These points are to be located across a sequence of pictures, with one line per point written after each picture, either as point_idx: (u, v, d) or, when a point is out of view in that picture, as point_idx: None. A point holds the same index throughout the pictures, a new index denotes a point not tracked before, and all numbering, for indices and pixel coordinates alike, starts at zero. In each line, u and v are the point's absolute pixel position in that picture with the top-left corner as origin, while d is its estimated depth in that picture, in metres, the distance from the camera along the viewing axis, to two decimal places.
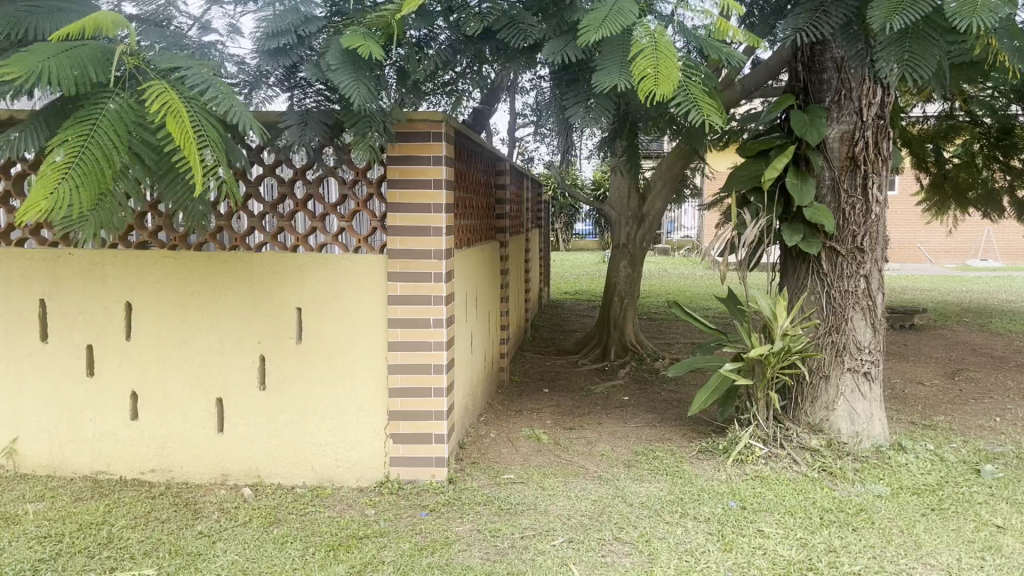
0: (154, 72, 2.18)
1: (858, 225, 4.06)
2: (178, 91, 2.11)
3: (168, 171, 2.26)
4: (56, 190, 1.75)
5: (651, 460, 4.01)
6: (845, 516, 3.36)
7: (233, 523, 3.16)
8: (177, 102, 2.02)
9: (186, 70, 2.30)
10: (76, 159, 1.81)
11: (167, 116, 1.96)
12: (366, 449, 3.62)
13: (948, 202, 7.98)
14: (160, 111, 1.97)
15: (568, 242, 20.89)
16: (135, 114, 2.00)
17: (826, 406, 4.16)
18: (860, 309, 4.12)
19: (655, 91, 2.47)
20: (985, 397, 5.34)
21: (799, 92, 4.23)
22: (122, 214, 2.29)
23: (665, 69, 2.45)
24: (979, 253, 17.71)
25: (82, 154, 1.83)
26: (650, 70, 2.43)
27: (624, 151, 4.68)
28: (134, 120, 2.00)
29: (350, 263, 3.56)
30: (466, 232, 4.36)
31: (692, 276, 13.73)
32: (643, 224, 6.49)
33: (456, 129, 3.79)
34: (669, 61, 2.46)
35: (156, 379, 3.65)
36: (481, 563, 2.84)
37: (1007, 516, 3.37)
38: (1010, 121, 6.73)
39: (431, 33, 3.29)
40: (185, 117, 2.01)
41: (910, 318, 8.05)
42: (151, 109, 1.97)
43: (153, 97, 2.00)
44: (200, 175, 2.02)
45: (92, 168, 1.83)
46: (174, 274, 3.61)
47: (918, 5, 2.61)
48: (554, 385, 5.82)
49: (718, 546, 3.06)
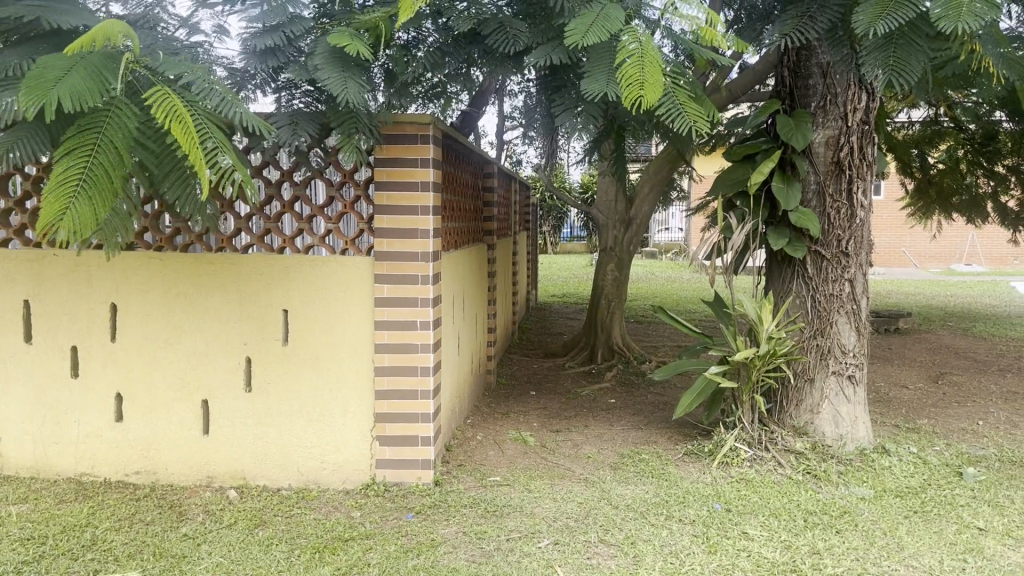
0: (156, 73, 2.21)
1: (843, 229, 4.09)
2: (181, 96, 2.16)
3: (173, 169, 2.32)
4: (69, 204, 1.86)
5: (637, 462, 4.02)
6: (829, 518, 3.38)
7: (218, 525, 3.16)
8: (181, 108, 2.08)
9: (188, 71, 2.33)
10: (85, 169, 1.90)
11: (169, 122, 1.97)
12: (352, 452, 3.62)
13: (934, 207, 8.05)
14: (166, 118, 2.03)
15: (556, 245, 20.92)
16: (141, 120, 2.05)
17: (810, 409, 4.19)
18: (844, 313, 4.15)
19: (642, 99, 2.46)
20: (969, 401, 5.38)
21: (785, 97, 4.26)
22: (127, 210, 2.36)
23: (652, 78, 2.45)
24: (964, 258, 17.85)
25: (91, 163, 1.91)
26: (636, 78, 2.44)
27: (611, 155, 4.70)
28: (141, 125, 2.05)
29: (338, 265, 3.57)
30: (453, 235, 4.36)
31: (679, 279, 13.77)
32: (630, 228, 6.51)
33: (443, 132, 3.80)
34: (656, 70, 2.46)
35: (140, 381, 3.64)
36: (466, 565, 2.84)
37: (988, 519, 3.40)
38: (994, 126, 6.78)
39: (419, 36, 3.31)
40: (190, 123, 2.06)
41: (895, 322, 8.10)
42: (158, 117, 2.03)
43: (157, 101, 2.01)
44: (205, 180, 2.09)
45: (101, 176, 1.92)
46: (160, 275, 3.60)
47: (902, 10, 2.65)
48: (541, 387, 5.83)
49: (703, 548, 3.07)
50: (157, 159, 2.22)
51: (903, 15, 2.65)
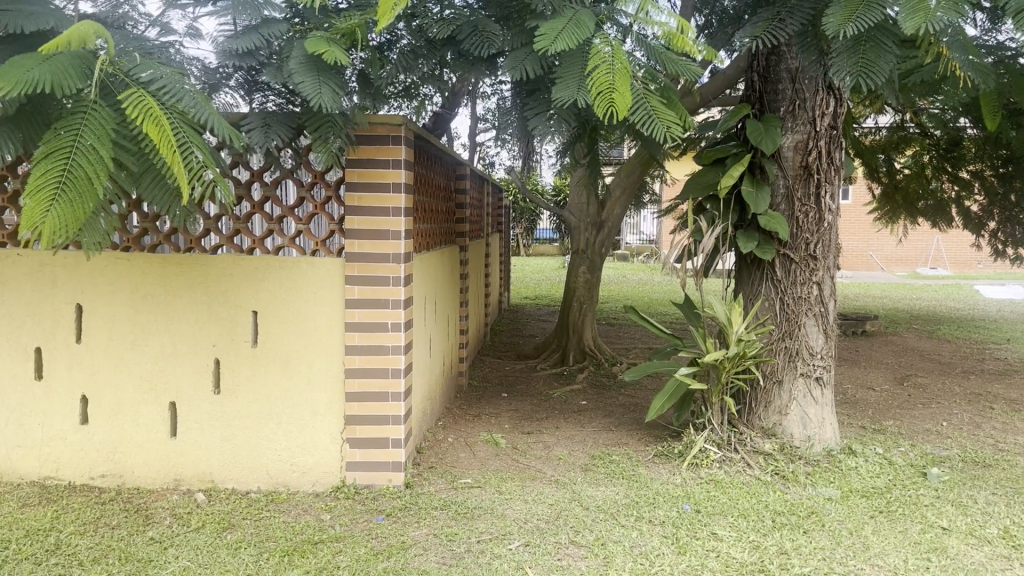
0: (127, 75, 2.19)
1: (811, 233, 4.14)
2: (155, 98, 2.14)
3: (145, 173, 2.29)
4: (50, 207, 1.83)
5: (608, 464, 4.04)
6: (796, 518, 3.42)
7: (186, 529, 3.12)
8: (158, 109, 2.06)
9: (158, 72, 2.31)
10: (66, 169, 1.87)
11: (148, 124, 2.00)
12: (322, 454, 3.59)
13: (900, 212, 8.17)
14: (143, 119, 2.01)
15: (528, 247, 20.95)
16: (117, 122, 2.03)
17: (779, 410, 4.24)
18: (812, 316, 4.21)
19: (612, 109, 2.49)
20: (933, 402, 5.47)
21: (755, 102, 4.30)
22: (98, 215, 2.31)
23: (621, 89, 2.48)
24: (929, 262, 18.15)
25: (70, 163, 1.88)
26: (606, 88, 2.46)
27: (584, 158, 4.73)
28: (116, 127, 2.03)
29: (309, 266, 3.54)
30: (424, 236, 4.35)
31: (651, 281, 13.87)
32: (602, 230, 6.54)
33: (416, 133, 3.79)
34: (625, 81, 2.48)
35: (107, 383, 3.59)
36: (436, 567, 2.84)
37: (952, 518, 3.46)
38: (958, 133, 6.87)
39: (393, 38, 3.30)
40: (166, 123, 2.04)
41: (862, 324, 8.22)
42: (134, 117, 2.01)
43: (133, 103, 2.04)
44: (183, 180, 2.07)
45: (82, 178, 1.88)
46: (127, 276, 3.55)
47: (871, 13, 2.67)
48: (513, 389, 5.84)
49: (672, 548, 3.09)
50: (133, 162, 2.20)
51: (870, 18, 2.68)
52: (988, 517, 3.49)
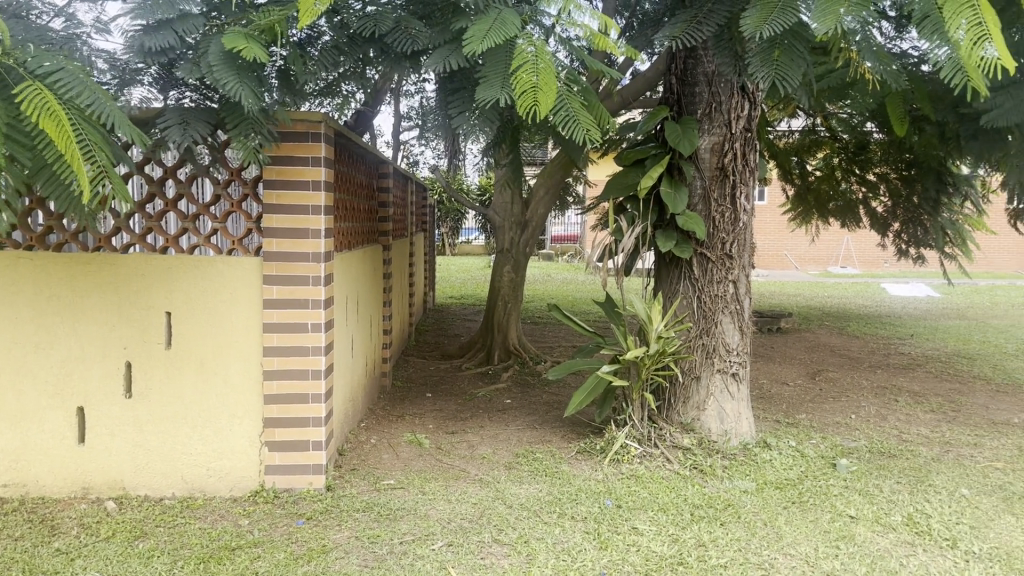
0: (23, 69, 2.10)
1: (727, 233, 4.25)
2: (53, 94, 2.06)
3: (43, 171, 2.19)
4: None
5: (531, 462, 4.07)
6: (713, 511, 3.51)
7: (95, 538, 3.01)
8: (55, 105, 1.98)
9: (60, 67, 2.22)
10: None
11: (43, 120, 1.92)
12: (240, 458, 3.51)
13: (812, 212, 8.47)
14: (38, 113, 1.93)
15: (454, 246, 20.91)
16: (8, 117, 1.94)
17: (697, 405, 4.33)
18: (728, 313, 4.32)
19: (536, 107, 2.52)
20: (843, 396, 5.69)
21: (673, 105, 4.39)
22: None
23: (545, 86, 2.51)
24: (839, 261, 18.85)
25: None
26: (531, 85, 2.48)
27: (508, 159, 4.74)
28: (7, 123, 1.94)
29: (225, 266, 3.46)
30: (346, 235, 4.30)
31: (575, 281, 14.02)
32: (526, 230, 6.57)
33: (337, 131, 3.74)
34: (549, 78, 2.52)
35: (9, 388, 3.43)
36: (359, 569, 2.81)
37: (859, 507, 3.62)
38: (865, 137, 7.17)
39: (315, 34, 3.27)
40: (64, 119, 1.97)
41: (777, 321, 8.48)
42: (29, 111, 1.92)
43: (28, 98, 1.96)
44: (82, 178, 1.99)
45: None
46: (31, 276, 3.40)
47: (785, 16, 2.75)
48: (437, 389, 5.82)
49: (594, 544, 3.13)
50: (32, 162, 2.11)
51: (784, 22, 2.74)
52: (893, 505, 3.65)
